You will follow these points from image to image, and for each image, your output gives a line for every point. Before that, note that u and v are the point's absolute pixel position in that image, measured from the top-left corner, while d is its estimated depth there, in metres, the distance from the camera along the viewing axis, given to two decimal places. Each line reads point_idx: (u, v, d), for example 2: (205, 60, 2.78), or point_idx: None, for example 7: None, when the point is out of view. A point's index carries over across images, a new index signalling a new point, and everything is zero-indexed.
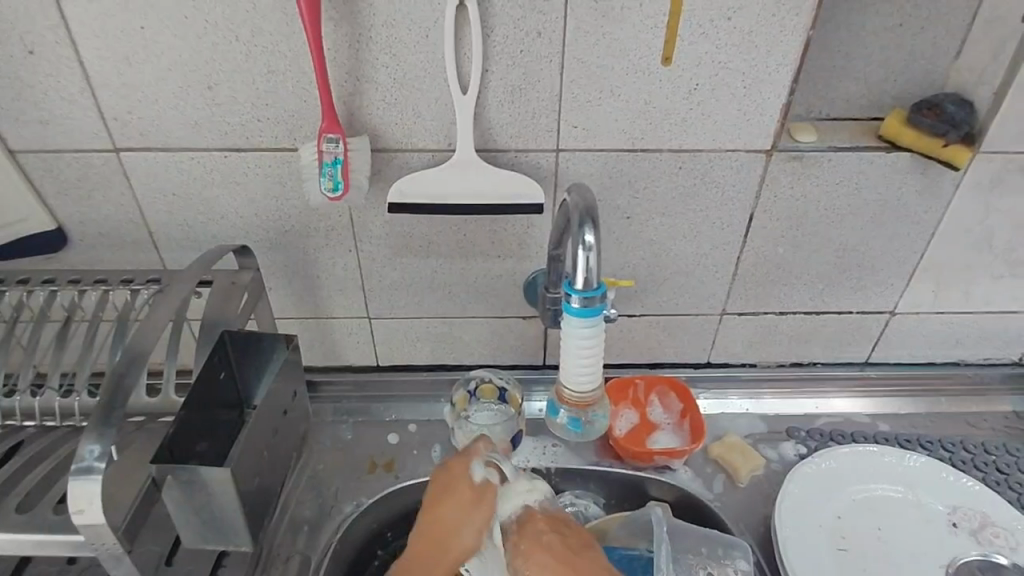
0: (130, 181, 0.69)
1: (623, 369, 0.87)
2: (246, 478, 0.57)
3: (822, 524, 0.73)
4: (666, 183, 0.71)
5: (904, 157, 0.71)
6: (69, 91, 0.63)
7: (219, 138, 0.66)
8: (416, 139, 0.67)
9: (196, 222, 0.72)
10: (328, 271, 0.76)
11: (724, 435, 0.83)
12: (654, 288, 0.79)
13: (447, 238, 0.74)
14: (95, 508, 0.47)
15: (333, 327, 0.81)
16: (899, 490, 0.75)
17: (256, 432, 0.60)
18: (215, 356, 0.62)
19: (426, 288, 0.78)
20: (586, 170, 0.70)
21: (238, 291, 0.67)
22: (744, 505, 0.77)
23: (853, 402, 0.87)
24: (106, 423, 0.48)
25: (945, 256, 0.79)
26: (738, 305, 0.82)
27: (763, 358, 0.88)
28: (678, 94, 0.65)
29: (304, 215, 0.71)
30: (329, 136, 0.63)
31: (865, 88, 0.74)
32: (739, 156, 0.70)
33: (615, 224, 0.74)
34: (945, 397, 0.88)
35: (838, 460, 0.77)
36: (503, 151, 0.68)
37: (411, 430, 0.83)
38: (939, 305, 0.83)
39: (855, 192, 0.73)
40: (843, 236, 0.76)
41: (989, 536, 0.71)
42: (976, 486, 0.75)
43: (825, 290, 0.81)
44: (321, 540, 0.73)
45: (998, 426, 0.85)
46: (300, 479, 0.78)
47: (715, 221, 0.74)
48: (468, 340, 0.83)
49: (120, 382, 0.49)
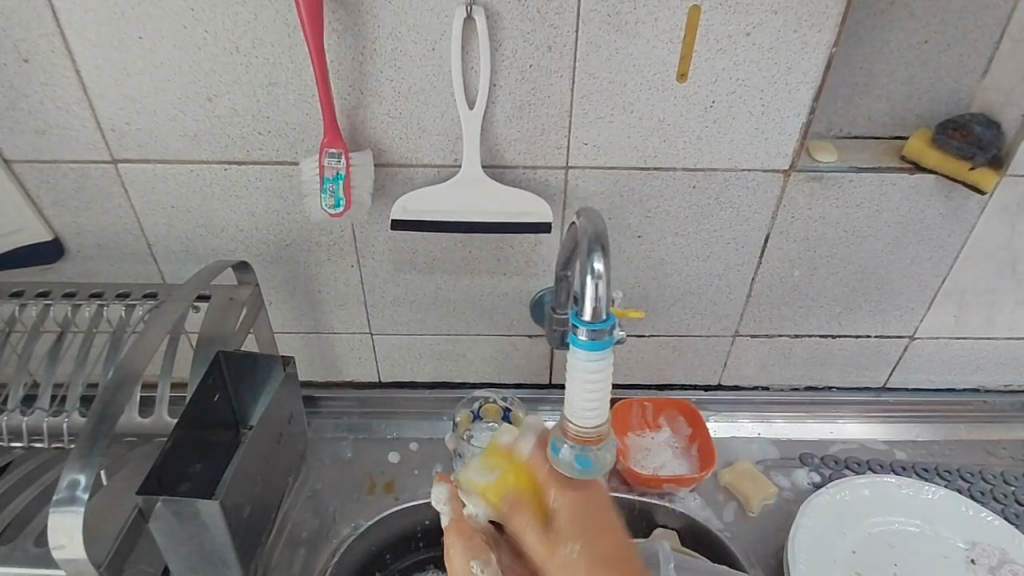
0: (128, 193, 0.67)
1: (631, 389, 0.85)
2: (239, 506, 0.55)
3: (837, 559, 0.69)
4: (680, 203, 0.69)
5: (927, 179, 0.68)
6: (65, 101, 0.62)
7: (218, 151, 0.64)
8: (421, 155, 0.65)
9: (195, 235, 0.70)
10: (330, 287, 0.74)
11: (735, 461, 0.80)
12: (665, 309, 0.77)
13: (452, 254, 0.72)
14: (76, 542, 0.44)
15: (335, 342, 0.79)
16: (915, 524, 0.72)
17: (250, 458, 0.57)
18: (210, 376, 0.60)
19: (430, 306, 0.76)
20: (596, 188, 0.67)
21: (236, 307, 0.64)
22: (756, 535, 0.74)
23: (868, 428, 0.84)
24: (92, 452, 0.46)
25: (968, 280, 0.76)
26: (752, 327, 0.79)
27: (775, 381, 0.85)
28: (693, 111, 0.63)
29: (305, 229, 0.70)
30: (331, 151, 0.61)
31: (888, 107, 0.71)
32: (755, 176, 0.67)
33: (625, 242, 0.71)
34: (964, 424, 0.85)
35: (853, 492, 0.74)
36: (511, 167, 0.66)
37: (412, 449, 0.81)
38: (960, 331, 0.80)
39: (876, 214, 0.70)
40: (862, 259, 0.74)
41: (1009, 574, 0.68)
42: (997, 521, 0.72)
43: (842, 314, 0.78)
44: (316, 564, 0.71)
45: (1019, 455, 0.82)
46: (298, 499, 0.76)
47: (729, 242, 0.72)
48: (472, 358, 0.81)
49: (108, 408, 0.47)
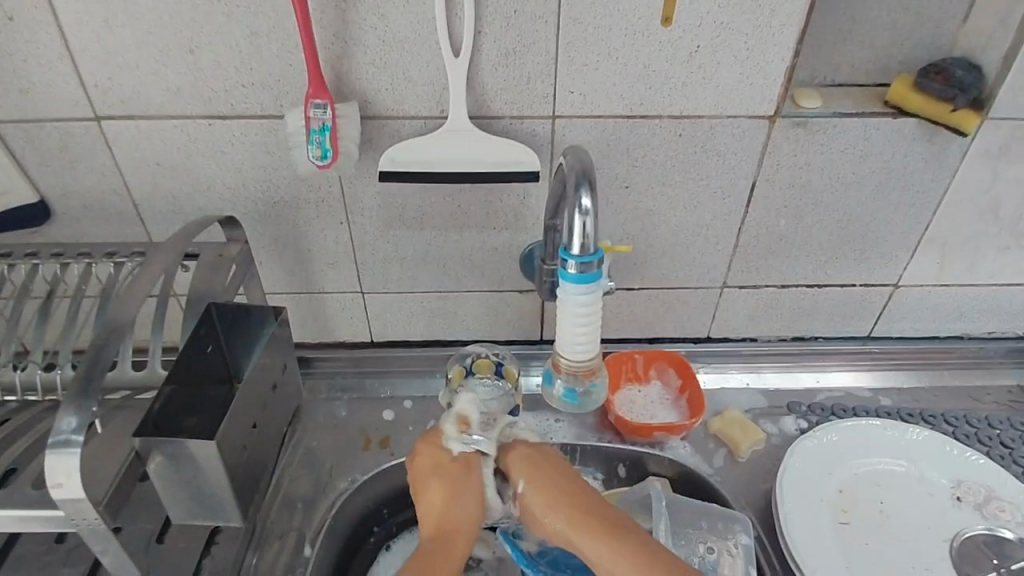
0: (113, 152, 0.67)
1: (622, 344, 0.86)
2: (235, 452, 0.55)
3: (826, 498, 0.71)
4: (667, 151, 0.69)
5: (910, 123, 0.69)
6: (47, 57, 0.61)
7: (202, 105, 0.64)
8: (408, 106, 0.64)
9: (183, 193, 0.70)
10: (319, 245, 0.74)
11: (724, 410, 0.82)
12: (653, 261, 0.77)
13: (441, 209, 0.72)
14: (75, 481, 0.44)
15: (326, 302, 0.80)
16: (901, 464, 0.74)
17: (244, 407, 0.58)
18: (202, 328, 0.60)
19: (420, 263, 0.76)
20: (583, 138, 0.68)
21: (226, 263, 0.64)
22: (744, 479, 0.75)
23: (855, 376, 0.86)
24: (85, 395, 0.46)
25: (951, 226, 0.77)
26: (740, 278, 0.80)
27: (763, 332, 0.86)
28: (679, 57, 0.63)
29: (293, 186, 0.69)
30: (317, 102, 0.60)
31: (872, 53, 0.72)
32: (742, 123, 0.68)
33: (613, 194, 0.72)
34: (948, 371, 0.87)
35: (840, 434, 0.76)
36: (498, 118, 0.66)
37: (406, 406, 0.82)
38: (944, 278, 0.82)
39: (861, 160, 0.71)
40: (847, 206, 0.74)
41: (994, 510, 0.70)
42: (981, 460, 0.74)
43: (828, 263, 0.79)
44: (315, 517, 0.72)
45: (1001, 399, 0.84)
46: (293, 457, 0.77)
47: (716, 190, 0.72)
48: (464, 315, 0.81)
49: (100, 352, 0.48)
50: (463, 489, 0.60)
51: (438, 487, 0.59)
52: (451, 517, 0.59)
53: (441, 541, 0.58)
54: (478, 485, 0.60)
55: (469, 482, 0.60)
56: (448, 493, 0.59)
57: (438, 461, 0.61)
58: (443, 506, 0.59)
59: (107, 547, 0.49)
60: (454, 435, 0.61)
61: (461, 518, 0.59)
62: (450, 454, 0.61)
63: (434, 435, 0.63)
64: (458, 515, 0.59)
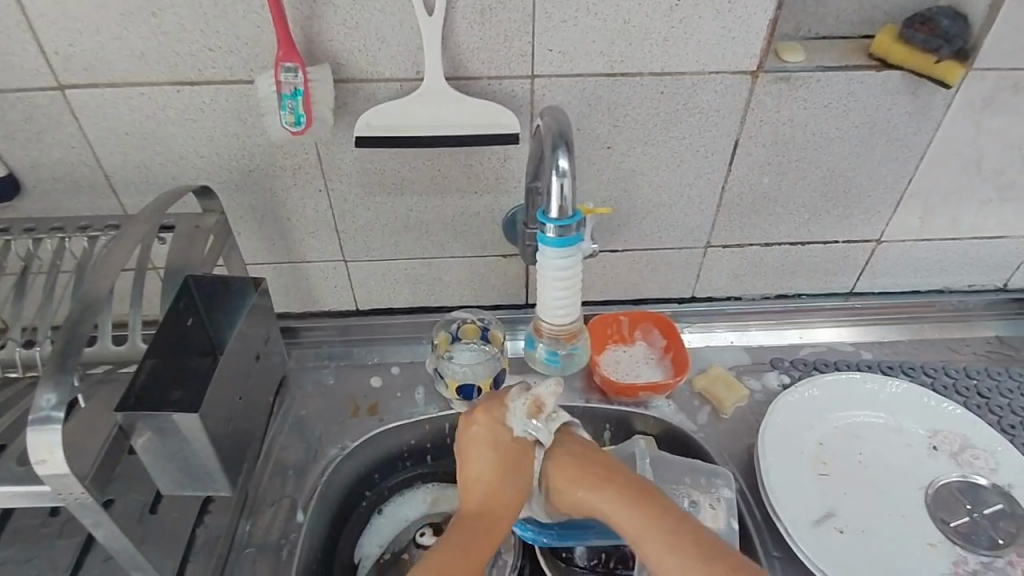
0: (81, 121, 0.65)
1: (607, 305, 0.86)
2: (218, 422, 0.56)
3: (806, 451, 0.73)
4: (649, 109, 0.68)
5: (894, 75, 0.68)
6: (2, 23, 0.58)
7: (170, 71, 0.62)
8: (383, 68, 0.63)
9: (155, 163, 0.68)
10: (299, 213, 0.73)
11: (708, 368, 0.83)
12: (636, 222, 0.77)
13: (420, 174, 0.71)
14: (58, 457, 0.44)
15: (308, 271, 0.79)
16: (880, 416, 0.76)
17: (226, 379, 0.58)
18: (181, 301, 0.59)
19: (402, 229, 0.75)
20: (563, 98, 0.66)
21: (203, 235, 0.63)
22: (728, 435, 0.77)
23: (837, 331, 0.87)
24: (62, 371, 0.46)
25: (935, 179, 0.77)
26: (723, 237, 0.80)
27: (747, 291, 0.87)
28: (659, 12, 0.62)
29: (268, 152, 0.68)
30: (287, 65, 0.58)
31: (856, 3, 0.70)
32: (724, 79, 0.66)
33: (595, 154, 0.71)
34: (928, 324, 0.88)
35: (821, 388, 0.77)
36: (476, 79, 0.64)
37: (394, 373, 0.82)
38: (925, 232, 0.82)
39: (844, 115, 0.70)
40: (830, 162, 0.74)
41: (969, 459, 0.72)
42: (958, 410, 0.75)
43: (811, 220, 0.79)
44: (307, 483, 0.73)
45: (979, 350, 0.86)
46: (283, 426, 0.78)
47: (699, 149, 0.71)
48: (448, 281, 0.81)
49: (74, 328, 0.47)
50: (513, 471, 0.57)
51: (491, 472, 0.56)
52: (495, 500, 0.56)
53: (487, 525, 0.55)
54: (527, 473, 0.58)
55: (522, 467, 0.57)
56: (500, 476, 0.57)
57: (495, 436, 0.57)
58: (490, 488, 0.56)
59: (96, 520, 0.50)
60: (522, 416, 0.58)
61: (506, 505, 0.56)
62: (508, 433, 0.58)
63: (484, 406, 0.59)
64: (504, 504, 0.56)
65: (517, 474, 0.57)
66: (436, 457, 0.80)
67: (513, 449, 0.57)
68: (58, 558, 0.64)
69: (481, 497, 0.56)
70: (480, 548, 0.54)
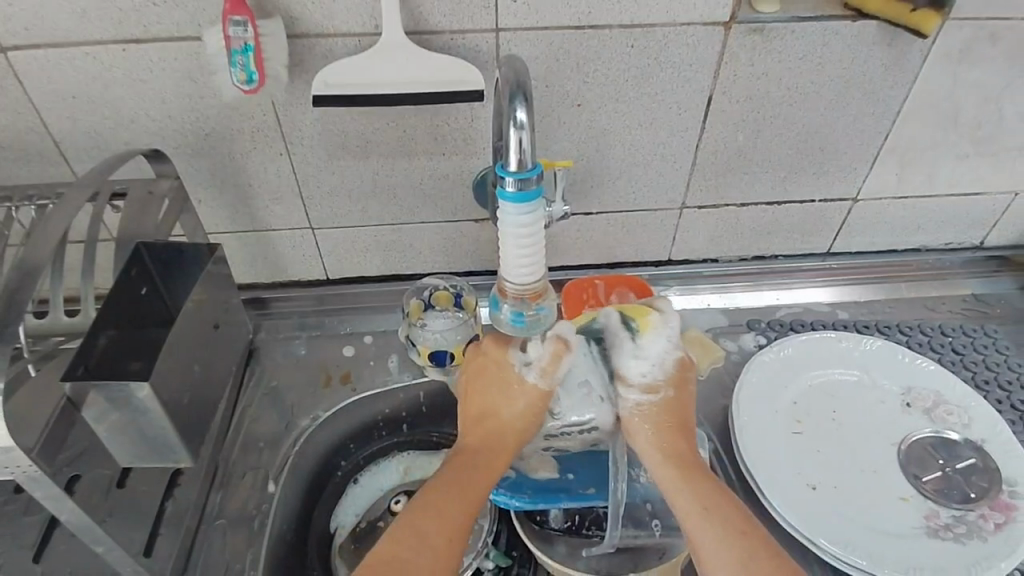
0: (21, 84, 0.62)
1: (582, 270, 0.85)
2: (174, 391, 0.55)
3: (779, 410, 0.72)
4: (619, 64, 0.66)
5: (870, 25, 0.66)
6: None
7: (113, 28, 0.59)
8: (339, 22, 0.60)
9: (105, 127, 0.65)
10: (261, 179, 0.71)
11: (685, 330, 0.82)
12: (609, 184, 0.75)
13: (385, 136, 0.68)
14: None
15: (274, 239, 0.77)
16: (854, 374, 0.76)
17: (180, 347, 0.56)
18: (133, 269, 0.57)
19: (369, 194, 0.73)
20: (530, 53, 0.64)
21: (157, 200, 0.61)
22: (704, 396, 0.77)
23: (815, 292, 0.86)
24: (3, 341, 0.44)
25: (911, 135, 0.75)
26: (699, 198, 0.78)
27: (724, 253, 0.86)
28: None
29: (223, 114, 0.65)
30: (235, 19, 0.56)
31: None
32: (695, 31, 0.64)
33: (565, 113, 0.69)
34: (905, 283, 0.88)
35: (796, 347, 0.76)
36: (438, 34, 0.62)
37: (366, 342, 0.81)
38: (903, 190, 0.81)
39: (819, 68, 0.68)
40: (806, 118, 0.72)
41: (942, 415, 0.72)
42: (931, 366, 0.75)
43: (788, 179, 0.78)
44: (279, 454, 0.72)
45: (955, 308, 0.86)
46: (254, 397, 0.76)
47: (672, 106, 0.69)
48: (419, 247, 0.79)
49: (14, 297, 0.46)
50: (513, 397, 0.59)
51: (488, 395, 0.59)
52: (497, 425, 0.58)
53: (483, 449, 0.57)
54: (525, 401, 0.59)
55: (517, 394, 0.58)
56: (497, 400, 0.59)
57: (498, 362, 0.60)
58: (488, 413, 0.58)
59: (50, 494, 0.48)
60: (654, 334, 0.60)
61: (507, 427, 0.58)
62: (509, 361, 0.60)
63: (639, 324, 0.61)
64: (502, 426, 0.58)
65: (519, 400, 0.59)
66: (412, 426, 0.79)
67: (507, 373, 0.59)
68: (23, 534, 0.63)
69: (480, 422, 0.59)
70: (474, 472, 0.55)
